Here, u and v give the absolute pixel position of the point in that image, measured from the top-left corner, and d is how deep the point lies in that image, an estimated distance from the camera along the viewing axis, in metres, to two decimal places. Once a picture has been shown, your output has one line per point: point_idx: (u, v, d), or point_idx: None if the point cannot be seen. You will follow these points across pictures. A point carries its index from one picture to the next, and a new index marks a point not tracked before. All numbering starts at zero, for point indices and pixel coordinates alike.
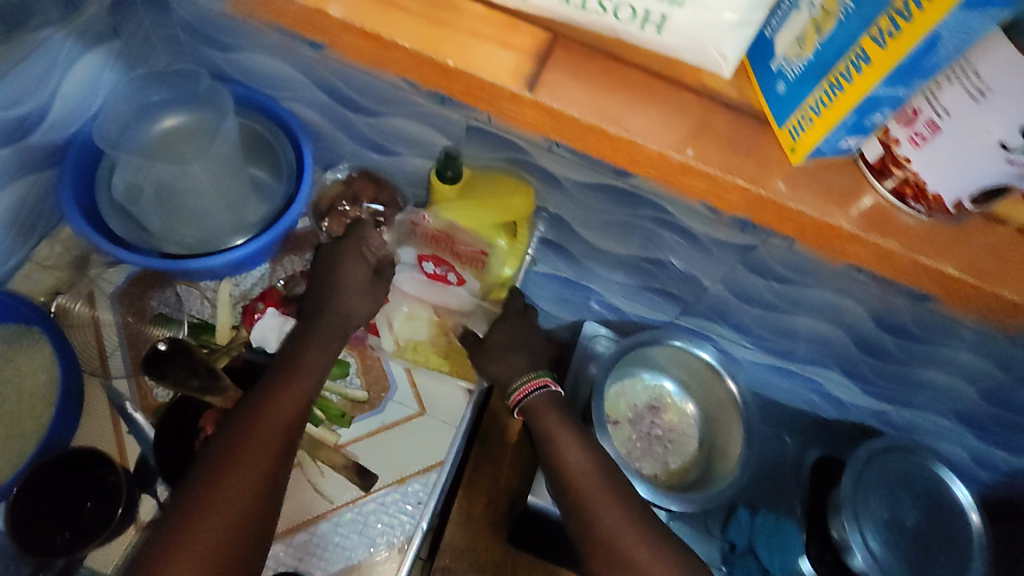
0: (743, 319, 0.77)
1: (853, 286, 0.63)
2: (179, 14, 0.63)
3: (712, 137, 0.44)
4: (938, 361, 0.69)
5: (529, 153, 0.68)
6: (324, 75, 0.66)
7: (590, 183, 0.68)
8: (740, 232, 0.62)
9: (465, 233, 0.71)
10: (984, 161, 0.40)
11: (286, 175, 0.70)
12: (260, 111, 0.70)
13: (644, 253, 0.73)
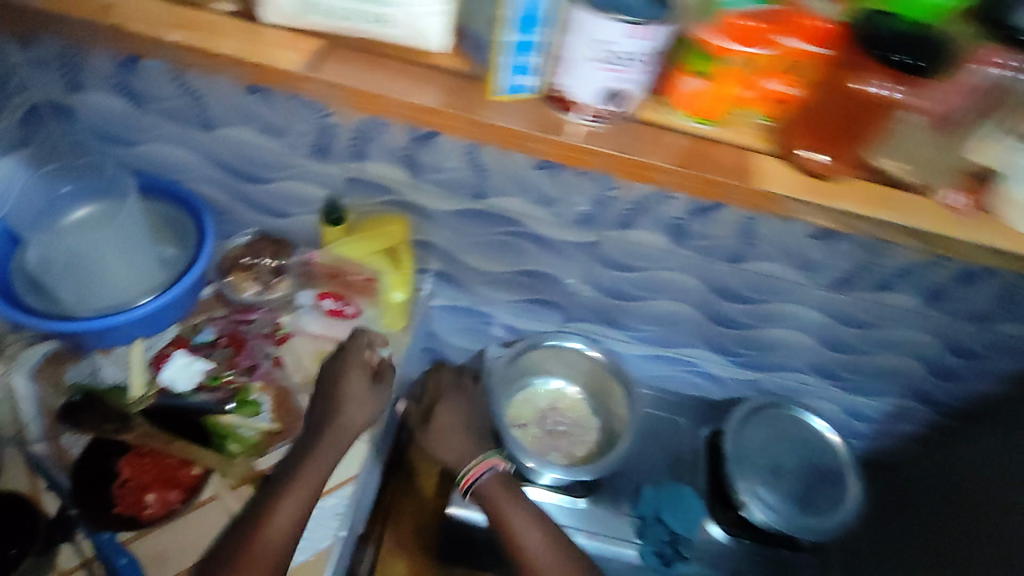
0: (620, 317, 0.91)
1: (685, 261, 0.79)
2: (85, 121, 0.75)
3: (459, 97, 0.60)
4: (780, 319, 0.85)
5: (401, 193, 0.79)
6: (215, 152, 0.77)
7: (460, 210, 0.79)
8: (581, 233, 0.78)
9: (353, 263, 0.81)
10: (596, 77, 0.55)
11: (188, 244, 0.79)
12: (162, 194, 0.80)
13: (521, 268, 0.86)
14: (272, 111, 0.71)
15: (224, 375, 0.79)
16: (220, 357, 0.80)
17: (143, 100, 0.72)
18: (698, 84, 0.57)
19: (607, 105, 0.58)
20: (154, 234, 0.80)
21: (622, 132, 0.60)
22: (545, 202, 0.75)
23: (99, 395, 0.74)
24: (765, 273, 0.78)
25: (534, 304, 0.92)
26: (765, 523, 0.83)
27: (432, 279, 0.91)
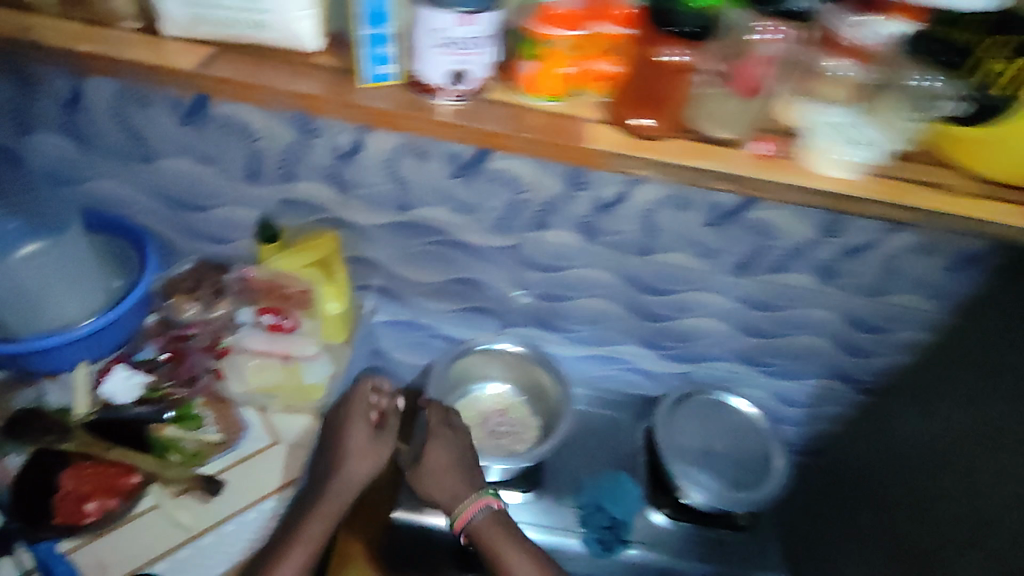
0: (761, 358, 1.03)
1: (833, 301, 0.92)
2: (147, 177, 0.86)
3: (615, 111, 0.65)
4: (903, 318, 0.94)
5: (536, 230, 0.88)
6: (290, 168, 0.83)
7: (611, 266, 0.92)
8: (734, 277, 0.91)
9: (288, 278, 0.88)
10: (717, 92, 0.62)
11: (127, 269, 0.90)
12: (114, 232, 0.91)
13: (654, 322, 1.01)
14: (490, 195, 0.83)
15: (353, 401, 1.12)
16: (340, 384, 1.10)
17: (350, 186, 0.84)
18: (828, 88, 0.64)
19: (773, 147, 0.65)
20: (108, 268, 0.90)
21: (753, 162, 0.65)
22: (707, 253, 0.88)
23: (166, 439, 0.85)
24: (901, 304, 0.92)
25: (678, 346, 1.04)
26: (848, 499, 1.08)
27: (591, 334, 1.05)
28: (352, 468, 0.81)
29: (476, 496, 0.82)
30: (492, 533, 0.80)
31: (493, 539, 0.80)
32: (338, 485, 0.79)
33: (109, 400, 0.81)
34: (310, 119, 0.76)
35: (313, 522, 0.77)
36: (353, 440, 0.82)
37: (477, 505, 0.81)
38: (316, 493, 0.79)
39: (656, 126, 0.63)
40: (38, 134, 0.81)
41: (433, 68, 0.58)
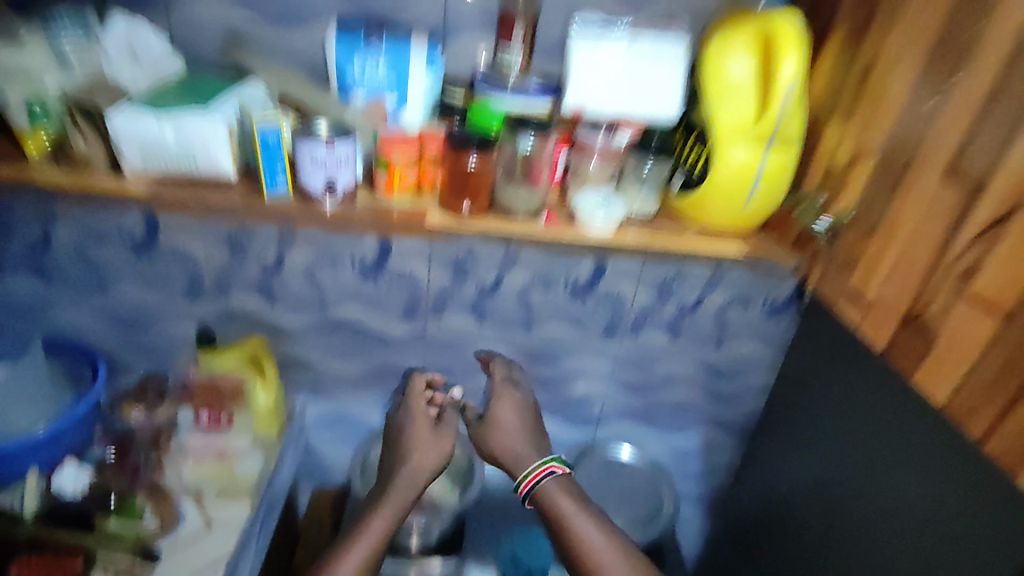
0: (643, 413, 1.19)
1: (687, 353, 1.11)
2: (108, 307, 1.02)
3: (447, 196, 0.74)
4: (749, 363, 1.12)
5: (437, 318, 1.06)
6: (228, 286, 1.01)
7: (503, 341, 1.09)
8: (605, 340, 1.09)
9: (223, 376, 1.02)
10: (531, 189, 0.74)
11: (78, 384, 1.00)
12: (63, 354, 1.02)
13: (551, 391, 1.16)
14: (393, 289, 1.03)
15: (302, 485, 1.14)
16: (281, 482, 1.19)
17: (277, 296, 1.03)
18: (597, 173, 0.75)
19: (581, 224, 0.74)
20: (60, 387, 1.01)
21: (645, 215, 0.76)
22: (577, 322, 1.07)
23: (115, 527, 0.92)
24: (740, 354, 1.11)
25: (579, 412, 1.19)
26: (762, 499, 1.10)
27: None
28: (416, 454, 0.90)
29: (540, 462, 0.88)
30: (559, 500, 0.85)
31: (559, 506, 0.85)
32: (409, 472, 0.89)
33: (58, 494, 0.90)
34: (240, 240, 0.97)
35: (390, 506, 0.86)
36: (422, 430, 0.92)
37: (538, 475, 0.87)
38: (389, 480, 0.89)
39: (472, 207, 0.73)
40: (9, 274, 0.98)
41: (314, 179, 0.68)
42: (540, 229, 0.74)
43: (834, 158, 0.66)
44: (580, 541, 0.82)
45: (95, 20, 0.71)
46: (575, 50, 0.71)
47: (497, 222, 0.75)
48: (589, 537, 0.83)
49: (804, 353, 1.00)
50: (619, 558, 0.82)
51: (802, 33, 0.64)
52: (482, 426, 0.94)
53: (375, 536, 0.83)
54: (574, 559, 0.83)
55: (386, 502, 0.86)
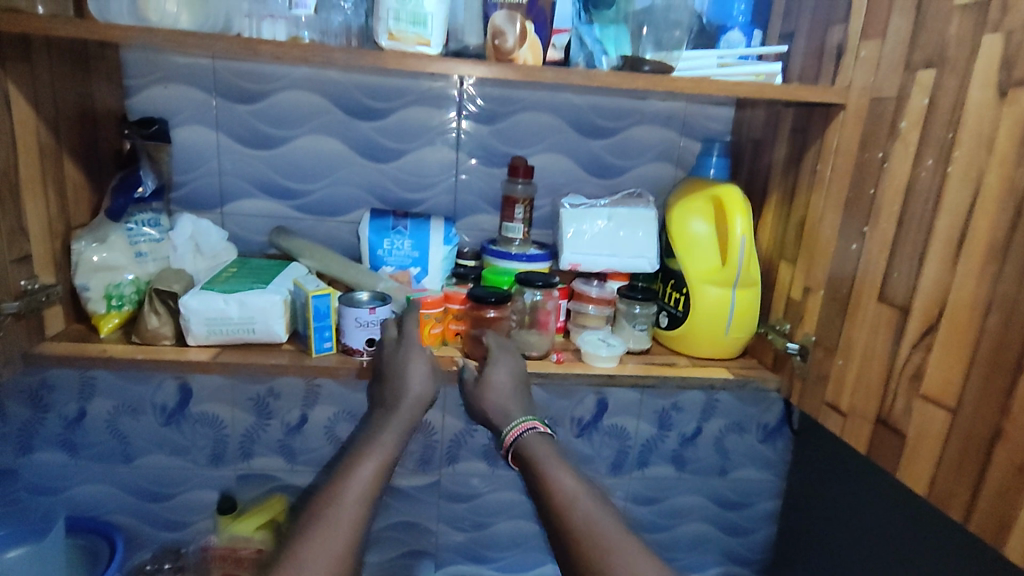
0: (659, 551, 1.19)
1: (694, 483, 1.15)
2: (131, 477, 1.05)
3: (467, 342, 0.82)
4: (755, 490, 1.17)
5: (452, 465, 1.11)
6: (252, 447, 1.06)
7: (515, 483, 1.13)
8: (614, 477, 1.14)
9: (240, 540, 1.02)
10: (542, 333, 0.84)
11: (94, 561, 1.00)
12: (80, 530, 1.03)
13: None
14: (411, 441, 1.09)
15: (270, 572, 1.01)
16: None
17: (298, 455, 1.07)
18: (597, 312, 0.86)
19: (587, 357, 0.82)
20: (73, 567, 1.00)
21: (643, 352, 0.86)
22: (585, 460, 1.12)
23: None
24: (745, 481, 1.16)
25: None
26: (855, 544, 0.93)
27: (516, 560, 1.19)
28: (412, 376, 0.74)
29: (520, 420, 0.73)
30: (538, 446, 0.71)
31: (540, 455, 0.70)
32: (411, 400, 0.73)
33: None
34: (267, 403, 1.04)
35: (384, 447, 0.70)
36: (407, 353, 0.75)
37: (520, 428, 0.72)
38: (388, 412, 0.73)
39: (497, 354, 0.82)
40: (38, 452, 1.02)
41: (359, 338, 0.77)
42: (554, 364, 0.82)
43: (790, 293, 0.80)
44: (554, 489, 0.66)
45: (165, 221, 0.85)
46: (568, 219, 0.87)
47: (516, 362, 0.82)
48: (570, 489, 0.65)
49: (816, 471, 1.05)
50: (597, 506, 0.64)
51: (742, 198, 0.81)
52: (478, 379, 0.77)
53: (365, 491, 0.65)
54: (547, 515, 0.65)
55: (377, 442, 0.70)
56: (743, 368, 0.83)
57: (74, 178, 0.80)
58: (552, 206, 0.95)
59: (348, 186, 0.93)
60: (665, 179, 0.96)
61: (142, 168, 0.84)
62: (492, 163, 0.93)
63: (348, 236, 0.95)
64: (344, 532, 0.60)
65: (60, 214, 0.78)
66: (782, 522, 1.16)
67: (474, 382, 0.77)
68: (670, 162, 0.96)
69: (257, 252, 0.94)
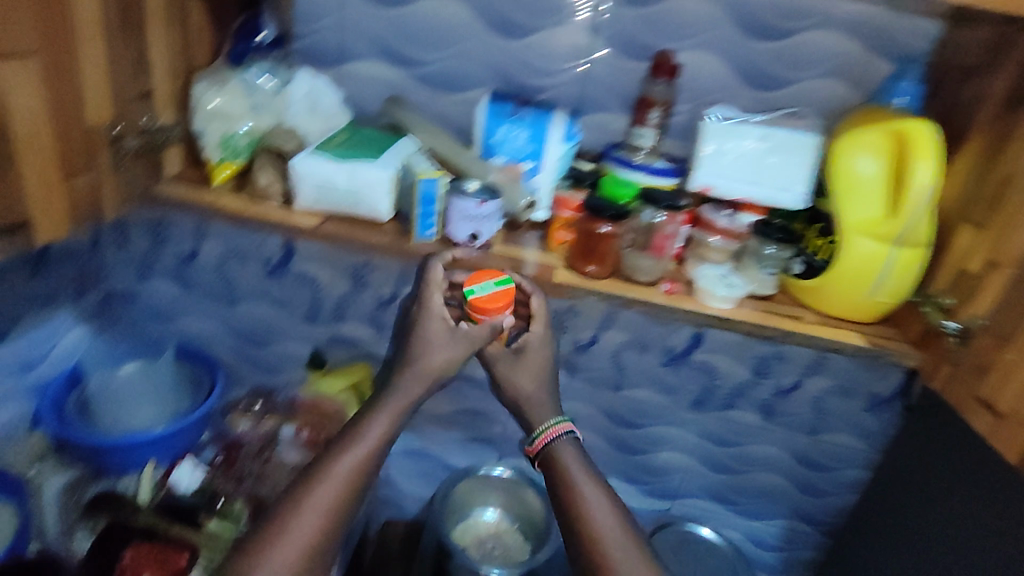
0: (724, 491, 1.17)
1: (776, 436, 1.10)
2: (233, 321, 1.12)
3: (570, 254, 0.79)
4: (845, 456, 1.09)
5: None
6: (342, 313, 1.09)
7: (592, 398, 1.12)
8: (695, 412, 1.10)
9: (326, 397, 1.08)
10: (652, 259, 0.78)
11: (198, 386, 1.07)
12: (188, 357, 1.10)
13: (633, 456, 1.16)
14: None
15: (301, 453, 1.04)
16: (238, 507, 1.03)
17: (385, 328, 1.09)
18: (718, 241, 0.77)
19: (696, 294, 0.77)
20: (179, 386, 1.07)
21: (763, 298, 0.78)
22: (668, 390, 1.08)
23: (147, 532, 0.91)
24: (835, 445, 1.08)
25: (659, 482, 1.18)
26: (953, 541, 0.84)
27: None
28: (432, 356, 0.75)
29: (551, 421, 0.77)
30: (567, 456, 0.74)
31: (566, 459, 0.73)
32: (416, 375, 0.75)
33: (172, 486, 0.96)
34: (363, 274, 1.04)
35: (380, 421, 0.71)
36: (431, 327, 0.76)
37: (552, 431, 0.76)
38: (395, 375, 0.76)
39: (597, 271, 0.78)
40: (155, 281, 1.09)
41: (463, 229, 0.75)
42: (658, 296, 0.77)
43: (967, 264, 0.68)
44: (574, 500, 0.70)
45: (282, 74, 0.82)
46: (706, 137, 0.76)
47: (617, 283, 0.78)
48: (598, 517, 0.68)
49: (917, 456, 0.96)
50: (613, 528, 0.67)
51: (932, 141, 0.66)
52: (516, 354, 0.80)
53: (351, 465, 0.67)
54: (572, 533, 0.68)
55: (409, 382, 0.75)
56: (880, 335, 0.74)
57: (197, 19, 0.79)
58: (692, 113, 0.83)
59: (472, 60, 0.84)
60: (837, 99, 0.81)
61: (263, 16, 0.83)
62: (633, 54, 0.81)
63: (463, 116, 0.88)
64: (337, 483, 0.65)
65: (182, 55, 0.78)
66: (867, 493, 1.09)
67: (510, 360, 0.80)
68: (849, 80, 0.79)
69: (368, 119, 0.90)
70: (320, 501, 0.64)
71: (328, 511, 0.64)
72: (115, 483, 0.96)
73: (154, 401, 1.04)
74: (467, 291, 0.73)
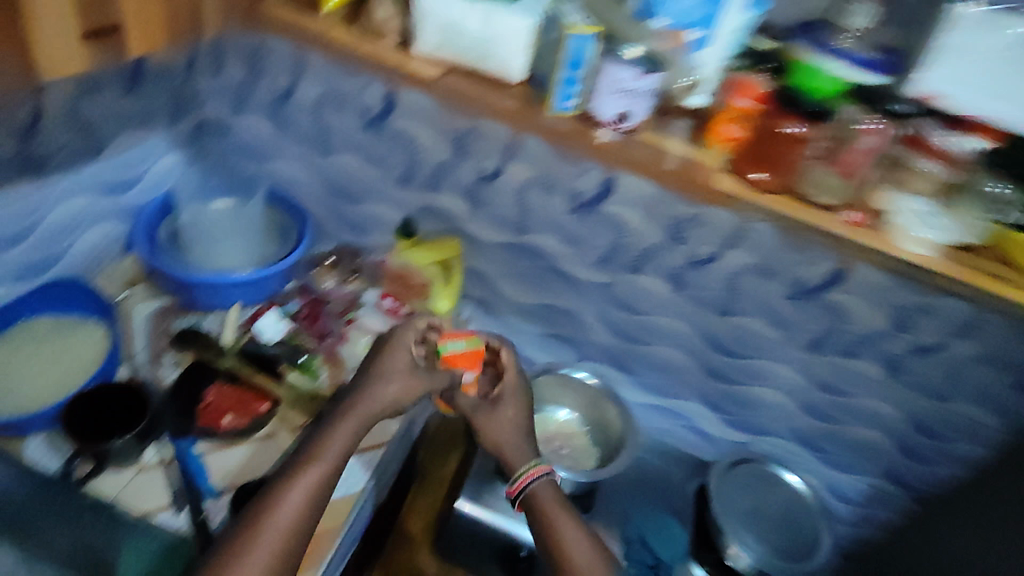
0: (813, 436, 1.09)
1: (892, 394, 0.98)
2: (326, 173, 1.05)
3: (746, 156, 0.71)
4: (967, 431, 0.97)
5: (630, 276, 1.00)
6: (439, 182, 1.00)
7: (694, 318, 1.01)
8: (807, 353, 0.99)
9: (416, 271, 1.04)
10: (833, 175, 0.68)
11: (284, 235, 1.05)
12: (278, 203, 1.07)
13: (722, 385, 1.08)
14: (599, 234, 0.97)
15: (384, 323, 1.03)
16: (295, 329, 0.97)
17: (482, 205, 1.00)
18: (927, 166, 0.67)
19: (879, 227, 0.68)
20: (266, 231, 1.05)
21: (965, 254, 0.67)
22: (783, 325, 0.97)
23: (217, 370, 0.90)
24: (959, 416, 0.96)
25: (747, 416, 1.10)
26: None
27: (660, 385, 1.13)
28: (382, 386, 0.80)
29: (530, 464, 0.81)
30: (546, 499, 0.79)
31: (546, 503, 0.78)
32: (367, 402, 0.78)
33: (257, 336, 0.93)
34: (467, 141, 0.93)
35: (337, 437, 0.74)
36: (394, 363, 0.82)
37: (531, 475, 0.80)
38: (359, 388, 0.79)
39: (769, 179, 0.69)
40: (248, 116, 1.01)
41: (610, 108, 0.71)
42: (839, 224, 0.68)
43: None
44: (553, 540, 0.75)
45: None
46: (934, 23, 0.62)
47: (788, 204, 0.70)
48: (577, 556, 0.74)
49: None
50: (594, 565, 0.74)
51: None
52: (492, 404, 0.86)
53: (307, 485, 0.69)
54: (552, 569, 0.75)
55: (364, 401, 0.78)
56: None
57: None
58: None
59: None
60: None
61: None
62: None
63: None
64: (295, 499, 0.67)
65: None
66: (979, 473, 0.98)
67: (485, 408, 0.85)
68: None
69: None
70: (287, 512, 0.66)
71: (283, 533, 0.65)
72: (200, 319, 0.97)
73: (241, 241, 1.03)
74: (440, 347, 0.84)
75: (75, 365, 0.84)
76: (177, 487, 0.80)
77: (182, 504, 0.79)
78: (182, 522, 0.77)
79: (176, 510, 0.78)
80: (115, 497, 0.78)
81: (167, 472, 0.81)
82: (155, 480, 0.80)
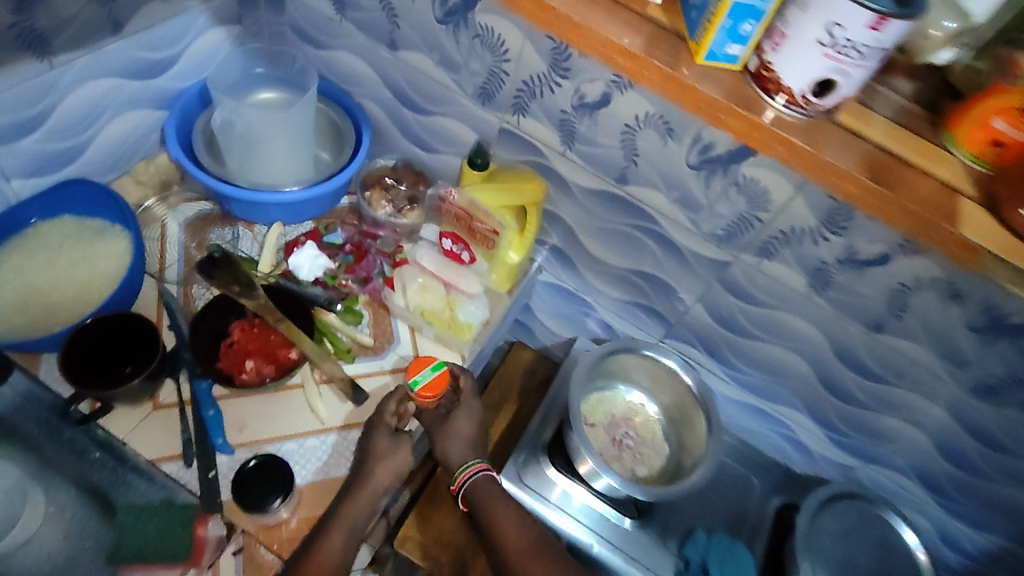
0: (944, 484, 0.87)
1: None
2: (392, 73, 0.85)
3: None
4: None
5: (756, 260, 0.77)
6: (527, 104, 0.78)
7: (829, 323, 0.78)
8: (976, 397, 0.75)
9: (482, 211, 0.84)
10: None
11: (340, 139, 0.90)
12: (332, 100, 0.90)
13: (842, 404, 0.87)
14: (725, 203, 0.73)
15: (446, 267, 0.87)
16: (342, 260, 0.86)
17: (578, 141, 0.78)
18: None
19: None
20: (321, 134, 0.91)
21: None
22: (952, 358, 0.72)
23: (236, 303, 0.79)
24: None
25: (863, 441, 0.89)
26: None
27: (761, 385, 0.93)
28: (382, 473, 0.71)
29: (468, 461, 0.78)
30: (490, 495, 0.77)
31: (491, 501, 0.77)
32: (367, 492, 0.71)
33: (293, 272, 0.83)
34: (567, 56, 0.70)
35: (337, 534, 0.68)
36: (380, 442, 0.73)
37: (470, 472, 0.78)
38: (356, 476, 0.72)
39: None
40: None
41: (806, 77, 0.56)
42: None
43: None
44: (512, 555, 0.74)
45: None
46: None
47: None
48: None
49: None
50: None
51: None
52: (443, 416, 0.80)
53: None
54: None
55: (358, 490, 0.71)
56: None
57: None
58: None
59: None
60: None
61: None
62: None
63: None
64: None
65: None
66: None
67: (438, 420, 0.80)
68: None
69: None
70: None
71: None
72: (236, 238, 0.86)
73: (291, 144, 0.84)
74: (411, 381, 0.74)
75: (96, 276, 0.75)
76: (190, 433, 0.72)
77: (192, 455, 0.71)
78: (189, 476, 0.70)
79: (184, 464, 0.71)
80: (126, 437, 0.72)
81: (182, 416, 0.73)
82: (169, 423, 0.73)
